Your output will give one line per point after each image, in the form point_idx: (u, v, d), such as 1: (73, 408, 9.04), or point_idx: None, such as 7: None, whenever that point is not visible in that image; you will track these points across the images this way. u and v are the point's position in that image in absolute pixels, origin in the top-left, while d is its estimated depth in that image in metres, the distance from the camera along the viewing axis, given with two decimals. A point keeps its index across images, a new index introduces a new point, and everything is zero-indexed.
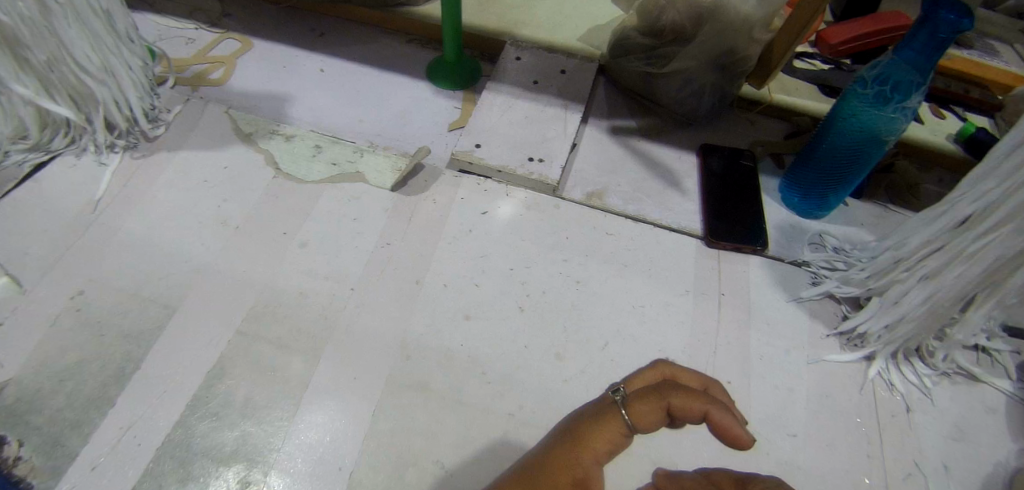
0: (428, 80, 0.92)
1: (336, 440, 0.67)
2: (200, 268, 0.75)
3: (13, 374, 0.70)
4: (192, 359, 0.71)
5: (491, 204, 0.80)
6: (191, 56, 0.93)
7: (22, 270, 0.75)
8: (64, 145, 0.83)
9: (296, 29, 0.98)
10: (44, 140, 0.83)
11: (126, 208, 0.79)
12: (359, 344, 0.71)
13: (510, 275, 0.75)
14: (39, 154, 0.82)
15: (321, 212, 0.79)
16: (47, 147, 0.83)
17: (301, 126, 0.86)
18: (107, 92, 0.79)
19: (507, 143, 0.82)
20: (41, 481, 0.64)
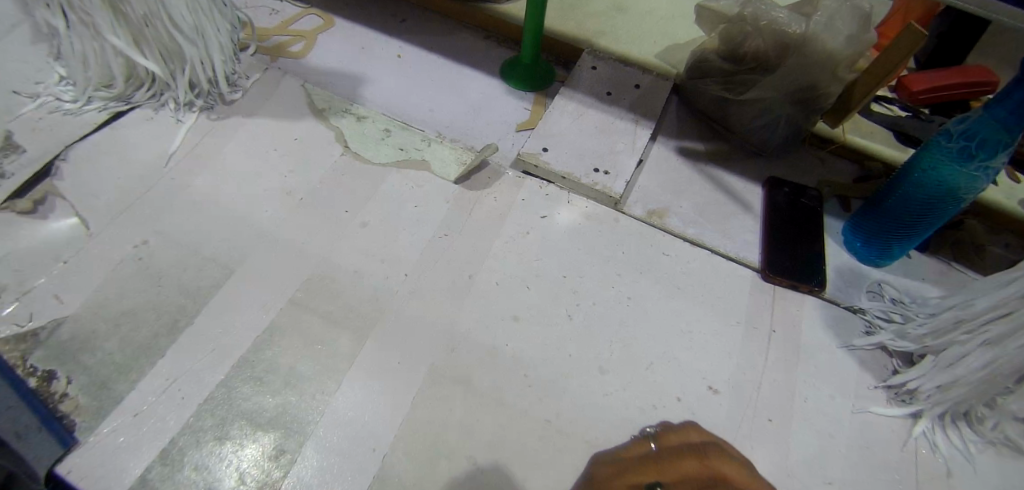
0: (501, 78, 0.93)
1: (374, 421, 0.68)
2: (261, 234, 0.77)
3: (73, 312, 0.72)
4: (245, 321, 0.73)
5: (551, 210, 0.80)
6: (274, 26, 0.95)
7: (91, 213, 0.78)
8: (144, 98, 0.86)
9: (377, 13, 1.00)
10: (127, 92, 0.86)
11: (194, 166, 0.81)
12: (407, 330, 0.72)
13: (563, 282, 0.76)
14: (121, 103, 0.86)
15: (384, 195, 0.80)
16: (129, 99, 0.86)
17: (373, 108, 0.88)
18: (195, 51, 0.81)
19: (573, 151, 0.83)
20: (84, 421, 0.67)
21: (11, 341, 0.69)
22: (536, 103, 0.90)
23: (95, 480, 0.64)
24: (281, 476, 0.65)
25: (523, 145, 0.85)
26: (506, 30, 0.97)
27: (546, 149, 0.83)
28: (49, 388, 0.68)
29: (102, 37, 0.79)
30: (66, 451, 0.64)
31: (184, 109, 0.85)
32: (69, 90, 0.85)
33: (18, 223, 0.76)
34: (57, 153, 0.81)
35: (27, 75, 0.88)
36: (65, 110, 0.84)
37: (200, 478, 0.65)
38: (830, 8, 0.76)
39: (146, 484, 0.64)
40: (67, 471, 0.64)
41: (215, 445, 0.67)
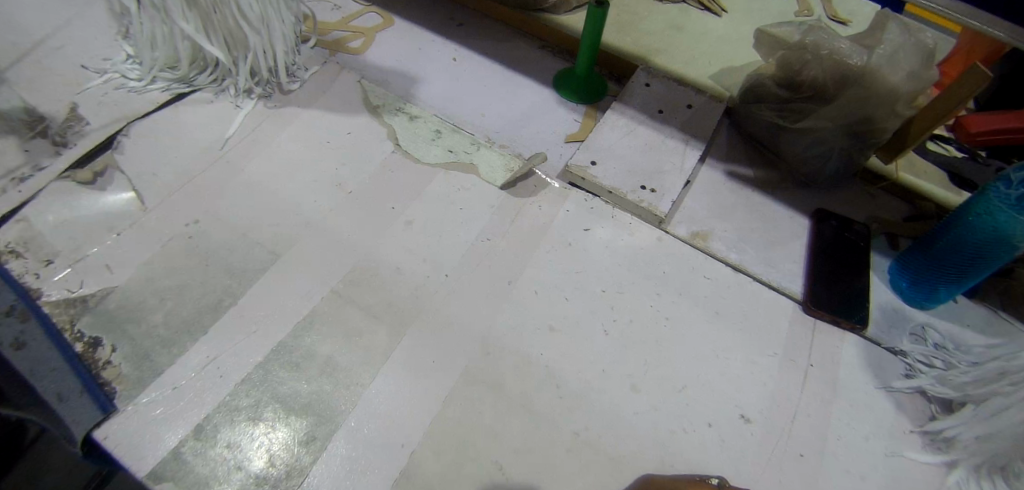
0: (554, 88, 0.94)
1: (404, 416, 0.69)
2: (308, 223, 0.79)
3: (123, 283, 0.75)
4: (287, 307, 0.75)
5: (594, 224, 0.82)
6: (334, 21, 0.97)
7: (145, 188, 0.80)
8: (206, 82, 0.88)
9: (435, 15, 1.01)
10: (190, 75, 0.88)
11: (249, 152, 0.83)
12: (446, 329, 0.74)
13: (600, 296, 0.77)
14: (183, 86, 0.88)
15: (430, 196, 0.81)
16: (190, 82, 0.88)
17: (426, 109, 0.89)
18: (258, 41, 0.83)
19: (621, 167, 0.84)
20: (124, 390, 0.69)
21: (61, 306, 0.72)
22: (586, 115, 0.91)
23: (131, 448, 0.66)
24: (309, 463, 0.66)
25: (572, 157, 0.86)
26: (560, 40, 0.98)
27: (594, 162, 0.84)
28: (94, 354, 0.71)
29: (171, 19, 0.81)
30: (105, 417, 0.67)
31: (243, 96, 0.87)
32: (134, 69, 0.88)
33: (77, 193, 0.79)
34: (119, 128, 0.83)
35: (95, 51, 0.91)
36: (130, 87, 0.87)
37: (231, 455, 0.67)
38: (893, 42, 0.74)
39: (180, 457, 0.66)
40: (103, 437, 0.66)
41: (247, 425, 0.69)
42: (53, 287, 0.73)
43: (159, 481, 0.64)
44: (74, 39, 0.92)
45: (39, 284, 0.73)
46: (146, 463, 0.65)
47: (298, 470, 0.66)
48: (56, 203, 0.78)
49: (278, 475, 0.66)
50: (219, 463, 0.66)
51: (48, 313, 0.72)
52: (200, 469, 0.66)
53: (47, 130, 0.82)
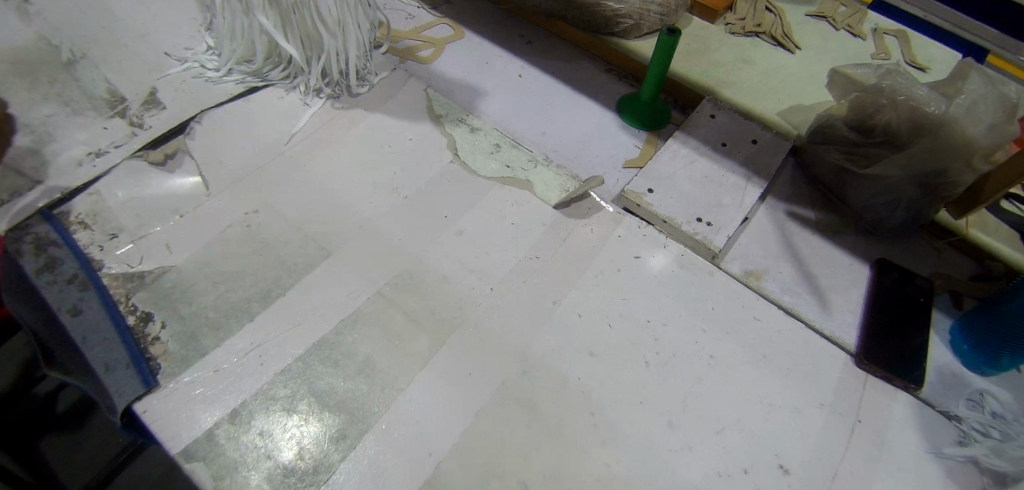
0: (616, 112, 0.94)
1: (434, 425, 0.69)
2: (361, 223, 0.80)
3: (179, 263, 0.78)
4: (334, 303, 0.76)
5: (645, 252, 0.82)
6: (408, 30, 0.99)
7: (212, 174, 0.82)
8: (278, 78, 0.91)
9: (507, 30, 1.02)
10: (264, 70, 0.91)
11: (312, 148, 0.85)
12: (487, 341, 0.74)
13: (645, 326, 0.77)
14: (257, 79, 0.91)
15: (484, 209, 0.82)
16: (263, 76, 0.91)
17: (487, 122, 0.90)
18: (333, 43, 0.86)
19: (678, 197, 0.84)
20: (168, 367, 0.72)
21: (120, 280, 0.76)
22: (647, 142, 0.91)
23: (168, 424, 0.68)
24: (337, 461, 0.67)
25: (629, 183, 0.86)
26: (627, 64, 0.98)
27: (651, 190, 0.85)
28: (145, 329, 0.74)
29: (252, 14, 0.84)
30: (147, 391, 0.70)
31: (312, 94, 0.90)
32: (212, 60, 0.92)
33: (147, 172, 0.82)
34: (192, 114, 0.86)
35: (177, 39, 0.95)
36: (206, 77, 0.91)
37: (262, 444, 0.68)
38: (974, 92, 0.71)
39: (214, 439, 0.68)
40: (142, 410, 0.69)
41: (281, 416, 0.70)
42: (114, 260, 0.77)
43: (192, 461, 0.66)
44: (160, 27, 0.97)
45: (103, 256, 0.77)
46: (181, 441, 0.67)
47: (325, 466, 0.67)
48: (125, 180, 0.81)
49: (306, 469, 0.67)
50: (251, 450, 0.68)
51: (108, 284, 0.76)
52: (232, 454, 0.67)
53: (126, 112, 0.87)
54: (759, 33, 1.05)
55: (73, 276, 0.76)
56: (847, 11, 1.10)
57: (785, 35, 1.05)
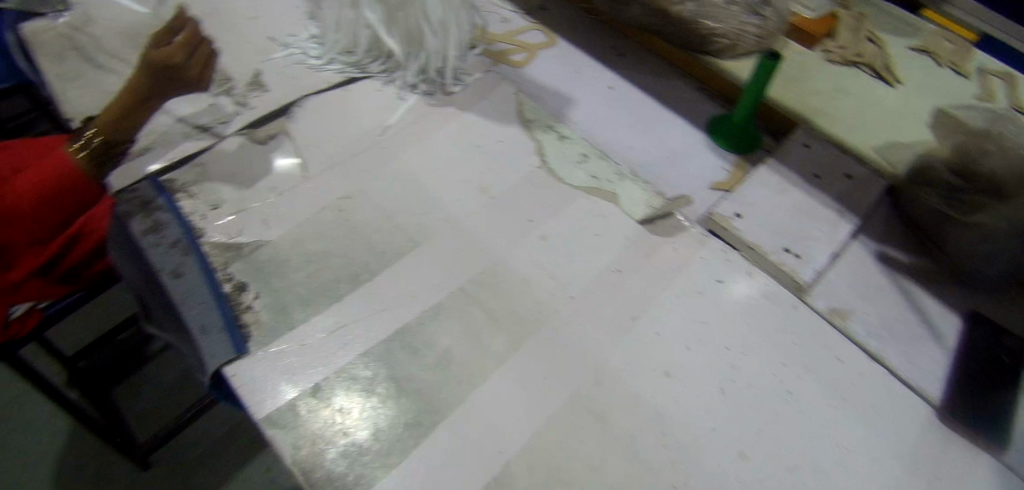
0: (707, 132, 0.97)
1: (507, 424, 0.70)
2: (450, 219, 0.84)
3: (274, 238, 0.82)
4: (419, 294, 0.80)
5: (728, 277, 0.84)
6: (503, 33, 1.04)
7: (310, 157, 0.86)
8: (377, 70, 0.94)
9: (600, 43, 1.06)
10: (364, 62, 0.95)
11: (406, 140, 0.88)
12: (563, 348, 0.76)
13: (723, 354, 0.77)
14: (356, 70, 0.95)
15: (570, 217, 0.86)
16: (362, 68, 0.95)
17: (575, 131, 0.94)
18: (436, 44, 0.91)
19: (767, 225, 0.86)
20: (258, 336, 0.76)
21: (218, 249, 0.81)
22: (737, 166, 0.94)
23: (253, 391, 0.71)
24: (411, 445, 0.69)
25: (716, 205, 0.89)
26: (720, 84, 1.00)
27: (738, 215, 0.87)
28: (239, 297, 0.78)
29: (361, 9, 0.91)
30: (237, 357, 0.73)
31: (407, 89, 0.93)
32: (315, 48, 0.96)
33: (250, 152, 0.87)
34: (295, 99, 0.91)
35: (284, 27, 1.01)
36: (309, 64, 0.95)
37: (340, 420, 0.71)
38: None
39: (296, 410, 0.71)
40: (232, 374, 0.72)
41: (359, 394, 0.73)
42: (215, 230, 0.82)
43: (275, 428, 0.69)
44: (272, 17, 1.04)
45: (204, 226, 0.82)
46: (266, 408, 0.70)
47: (400, 448, 0.69)
48: (231, 156, 0.86)
49: (380, 450, 0.69)
50: (329, 424, 0.70)
51: (208, 252, 0.81)
52: (311, 425, 0.70)
53: (233, 91, 0.92)
54: (858, 63, 1.03)
55: (176, 241, 0.81)
56: (954, 48, 1.06)
57: (885, 68, 1.02)
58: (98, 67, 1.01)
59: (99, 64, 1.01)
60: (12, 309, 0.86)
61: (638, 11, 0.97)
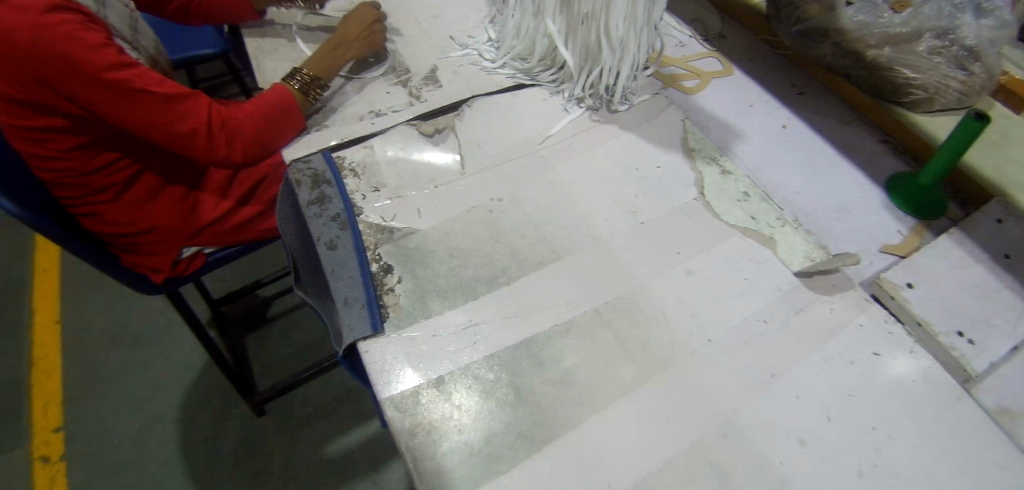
0: (885, 188, 0.98)
1: (620, 460, 0.67)
2: (595, 237, 0.86)
3: (424, 228, 0.86)
4: (554, 306, 0.79)
5: (888, 351, 0.76)
6: (678, 58, 1.15)
7: (468, 157, 0.94)
8: (546, 80, 1.05)
9: (778, 82, 1.14)
10: (534, 70, 1.06)
11: (568, 154, 0.95)
12: (693, 391, 0.72)
13: (868, 433, 0.70)
14: (526, 77, 1.06)
15: (719, 255, 0.84)
16: (533, 76, 1.06)
17: (741, 165, 1.01)
18: (610, 60, 0.97)
19: (939, 303, 0.82)
20: (395, 318, 0.78)
21: (373, 230, 0.85)
22: (914, 232, 0.93)
23: (382, 370, 0.73)
24: (522, 458, 0.67)
25: (887, 271, 0.87)
26: (907, 137, 1.02)
27: (910, 285, 0.84)
28: (383, 278, 0.81)
29: (543, 19, 1.00)
30: (371, 335, 0.76)
31: (574, 102, 1.02)
32: (490, 52, 1.09)
33: (416, 140, 0.95)
34: (465, 98, 1.02)
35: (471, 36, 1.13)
36: (484, 66, 1.08)
37: (456, 415, 0.70)
38: None
39: (418, 398, 0.71)
40: (365, 350, 0.75)
41: (477, 394, 0.72)
42: (373, 212, 0.87)
43: (396, 410, 0.70)
44: (458, 25, 1.16)
45: (364, 205, 0.88)
46: (391, 389, 0.72)
47: (510, 458, 0.67)
48: (397, 141, 0.95)
49: (489, 455, 0.67)
50: (446, 418, 0.70)
51: (363, 231, 0.85)
52: (429, 415, 0.70)
53: (409, 82, 1.05)
54: None
55: (337, 215, 0.86)
56: None
57: None
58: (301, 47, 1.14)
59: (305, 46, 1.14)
60: (181, 250, 1.09)
61: (830, 52, 1.03)
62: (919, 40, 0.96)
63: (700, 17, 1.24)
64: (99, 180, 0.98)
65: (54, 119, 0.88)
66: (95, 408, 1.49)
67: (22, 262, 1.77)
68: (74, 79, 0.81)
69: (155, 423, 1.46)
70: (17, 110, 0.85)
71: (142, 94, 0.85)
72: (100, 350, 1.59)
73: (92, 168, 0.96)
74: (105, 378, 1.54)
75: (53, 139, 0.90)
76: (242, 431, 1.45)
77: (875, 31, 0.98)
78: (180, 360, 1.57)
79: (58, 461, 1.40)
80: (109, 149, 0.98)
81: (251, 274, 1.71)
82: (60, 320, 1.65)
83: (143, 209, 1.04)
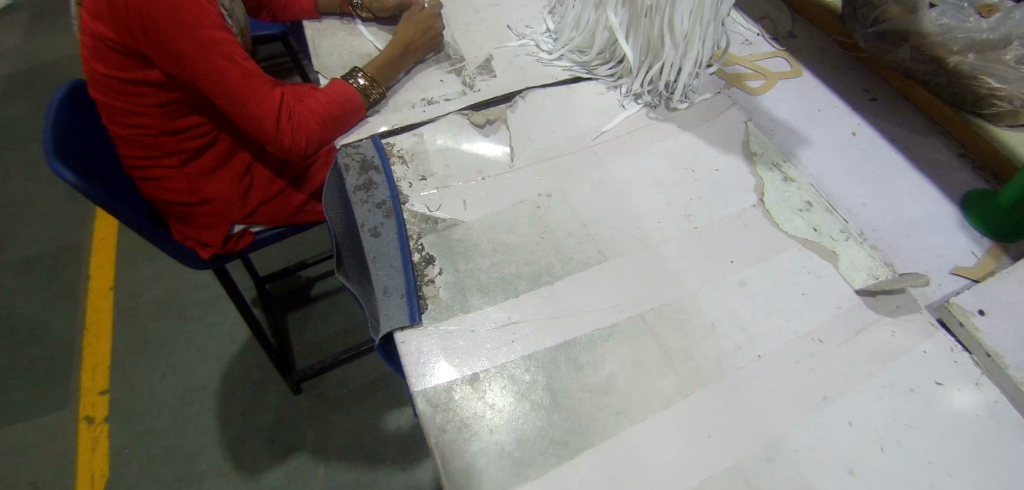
0: (960, 206, 0.92)
1: (659, 477, 0.64)
2: (644, 240, 0.83)
3: (469, 221, 0.84)
4: (597, 309, 0.76)
5: (953, 381, 0.70)
6: (743, 56, 1.10)
7: (518, 150, 0.92)
8: (604, 74, 1.03)
9: (849, 86, 1.08)
10: (591, 63, 1.04)
11: (619, 151, 0.92)
12: (738, 409, 0.69)
13: (924, 469, 0.65)
14: (583, 71, 1.04)
15: (775, 266, 0.80)
16: (590, 69, 1.04)
17: (804, 173, 0.97)
18: (673, 55, 0.94)
19: (1015, 334, 0.76)
20: (434, 310, 0.77)
21: (416, 219, 0.84)
22: (990, 254, 0.86)
23: (416, 362, 0.72)
24: (553, 464, 0.65)
25: (957, 296, 0.81)
26: (988, 153, 0.95)
27: (982, 312, 0.79)
28: (424, 269, 0.80)
29: (605, 10, 0.98)
30: (409, 325, 0.75)
31: (631, 98, 0.99)
32: (547, 43, 1.07)
33: (465, 129, 0.94)
34: (519, 89, 1.00)
35: (529, 26, 1.11)
36: (540, 57, 1.06)
37: (489, 415, 0.68)
38: None
39: (452, 393, 0.70)
40: (402, 341, 0.74)
41: (513, 395, 0.70)
42: (417, 200, 0.86)
43: (428, 404, 0.69)
44: (517, 14, 1.14)
45: (409, 194, 0.87)
46: (425, 382, 0.71)
47: (541, 463, 0.65)
48: (447, 130, 0.94)
49: (521, 457, 0.66)
50: (478, 417, 0.68)
51: (407, 219, 0.84)
52: (463, 412, 0.69)
53: (463, 71, 1.04)
54: None
55: (382, 202, 0.85)
56: None
57: None
58: (357, 29, 1.14)
59: (361, 29, 1.14)
60: (232, 226, 1.10)
61: (909, 56, 0.97)
62: (1007, 47, 0.90)
63: (769, 14, 1.19)
64: (172, 143, 0.99)
65: (146, 76, 0.89)
66: (139, 375, 1.54)
67: (82, 228, 1.84)
68: (172, 43, 0.81)
69: (195, 394, 1.50)
70: (115, 63, 0.87)
71: (229, 66, 0.85)
72: (148, 318, 1.64)
73: (168, 130, 0.97)
74: (149, 345, 1.59)
75: (140, 95, 0.92)
76: (278, 409, 1.48)
77: (959, 36, 0.92)
78: (222, 333, 1.61)
79: (101, 423, 1.46)
80: (188, 115, 0.99)
81: (294, 253, 1.74)
82: (114, 287, 1.71)
83: (205, 180, 1.06)
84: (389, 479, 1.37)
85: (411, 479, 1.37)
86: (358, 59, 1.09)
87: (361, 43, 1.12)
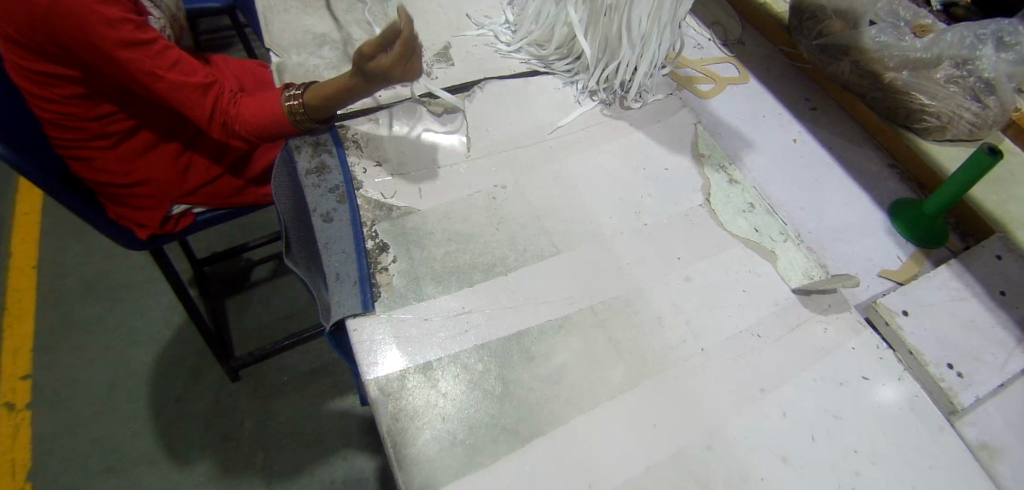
0: (890, 213, 0.97)
1: (604, 462, 0.66)
2: (595, 233, 0.84)
3: (425, 208, 0.84)
4: (548, 301, 0.77)
5: (877, 376, 0.75)
6: (697, 60, 1.14)
7: (474, 141, 0.92)
8: (560, 70, 1.04)
9: (795, 94, 1.13)
10: (549, 58, 1.05)
11: (575, 146, 0.94)
12: (681, 399, 0.71)
13: (849, 456, 0.70)
14: (540, 65, 1.05)
15: (719, 264, 0.83)
16: (548, 63, 1.05)
17: (749, 177, 1.01)
18: (629, 55, 0.97)
19: (934, 334, 0.83)
20: (387, 298, 0.76)
21: (371, 206, 0.83)
22: (913, 258, 0.93)
23: (367, 350, 0.71)
24: (503, 452, 0.66)
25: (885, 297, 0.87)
26: (916, 166, 1.01)
27: (906, 312, 0.85)
28: (378, 257, 0.79)
29: (565, 6, 0.99)
30: (361, 313, 0.74)
31: (586, 95, 1.00)
32: (506, 34, 1.07)
33: (424, 118, 0.93)
34: (477, 80, 1.00)
35: (488, 16, 1.11)
36: (497, 48, 1.06)
37: (441, 403, 0.68)
38: None
39: (404, 381, 0.69)
40: (353, 328, 0.73)
41: (466, 383, 0.70)
42: (372, 187, 0.85)
43: (380, 393, 0.68)
44: (476, 3, 1.13)
45: (363, 180, 0.86)
46: (376, 371, 0.70)
47: (491, 451, 0.66)
48: (404, 116, 0.93)
49: (471, 445, 0.66)
50: (429, 405, 0.68)
51: (360, 205, 0.83)
52: (415, 400, 0.68)
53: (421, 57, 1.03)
54: None
55: (336, 187, 0.84)
56: None
57: None
58: (311, 5, 1.10)
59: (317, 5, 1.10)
60: (170, 207, 1.06)
61: (848, 70, 1.03)
62: (938, 67, 0.97)
63: (722, 20, 1.23)
64: (98, 127, 0.93)
65: (59, 68, 0.83)
66: (67, 360, 1.45)
67: (4, 203, 1.72)
68: (79, 46, 0.75)
69: (127, 380, 1.43)
70: (22, 52, 0.80)
71: (151, 79, 0.79)
72: (76, 300, 1.55)
73: (92, 117, 0.91)
74: (78, 329, 1.50)
75: (57, 86, 0.85)
76: (219, 397, 1.42)
77: (895, 53, 0.98)
78: (157, 317, 1.53)
79: (23, 410, 1.37)
80: (115, 100, 0.92)
81: (239, 237, 1.67)
82: (39, 266, 1.60)
83: (137, 161, 1.00)
84: (332, 467, 1.35)
85: (356, 471, 1.35)
86: (312, 39, 1.06)
87: (316, 21, 1.08)
